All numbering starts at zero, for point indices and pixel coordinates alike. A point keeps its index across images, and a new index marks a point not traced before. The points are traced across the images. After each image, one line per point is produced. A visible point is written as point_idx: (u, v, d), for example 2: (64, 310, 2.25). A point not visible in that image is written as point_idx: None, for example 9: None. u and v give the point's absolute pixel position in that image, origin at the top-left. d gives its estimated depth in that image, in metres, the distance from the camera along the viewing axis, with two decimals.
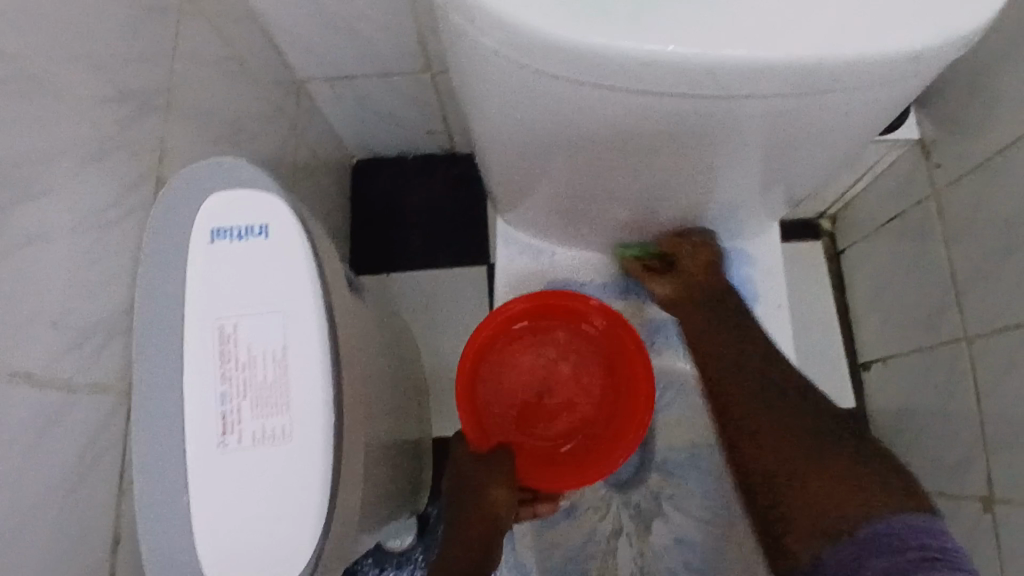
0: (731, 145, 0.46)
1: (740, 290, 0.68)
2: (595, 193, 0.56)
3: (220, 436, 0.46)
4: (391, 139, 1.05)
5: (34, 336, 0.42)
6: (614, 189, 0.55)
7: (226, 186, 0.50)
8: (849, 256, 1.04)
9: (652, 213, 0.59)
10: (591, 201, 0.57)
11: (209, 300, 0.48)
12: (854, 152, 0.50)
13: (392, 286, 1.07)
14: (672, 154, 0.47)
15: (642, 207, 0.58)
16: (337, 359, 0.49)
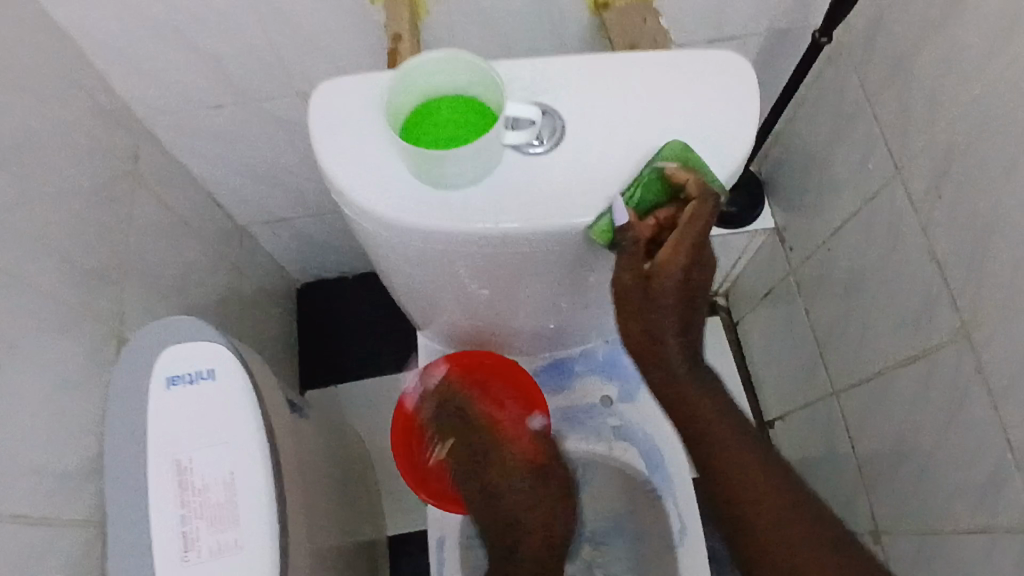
0: (577, 277, 0.59)
1: (627, 372, 0.78)
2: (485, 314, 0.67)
3: (182, 553, 0.54)
4: (328, 264, 1.17)
5: (22, 484, 0.50)
6: (500, 310, 0.66)
7: (177, 339, 0.61)
8: (743, 327, 1.17)
9: (538, 324, 0.70)
10: (486, 320, 0.69)
11: (165, 439, 0.57)
12: None
13: (338, 398, 1.16)
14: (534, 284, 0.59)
15: (528, 321, 0.69)
16: (276, 477, 0.59)
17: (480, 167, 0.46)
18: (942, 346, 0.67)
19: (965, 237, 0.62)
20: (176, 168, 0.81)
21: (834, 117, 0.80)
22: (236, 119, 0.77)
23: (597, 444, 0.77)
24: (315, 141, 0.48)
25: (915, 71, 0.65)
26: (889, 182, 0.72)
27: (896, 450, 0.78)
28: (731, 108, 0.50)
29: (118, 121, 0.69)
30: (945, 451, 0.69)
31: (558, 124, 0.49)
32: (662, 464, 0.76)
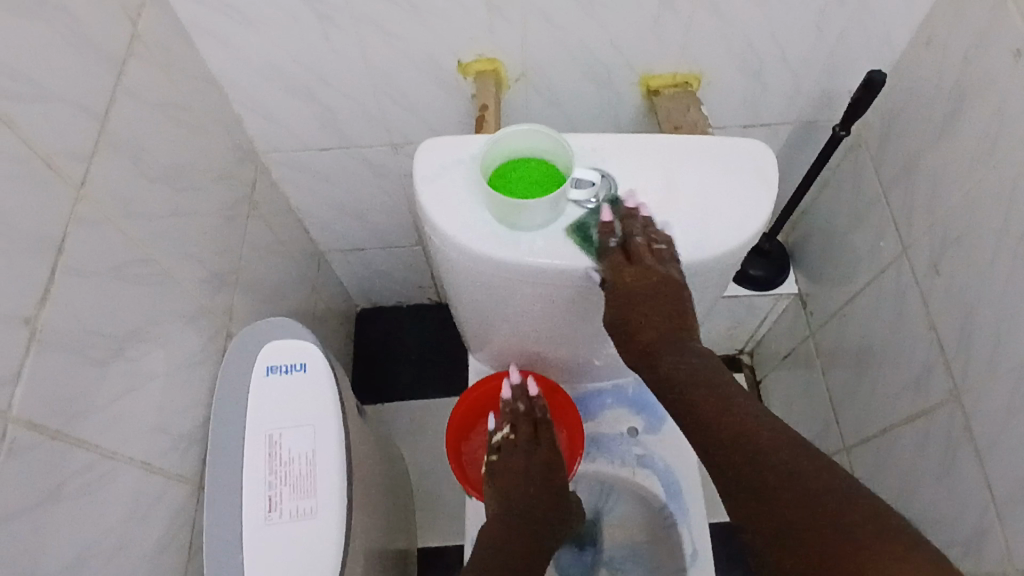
0: None
1: (654, 409, 0.87)
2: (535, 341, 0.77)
3: (266, 512, 0.65)
4: (389, 293, 1.30)
5: (151, 437, 0.61)
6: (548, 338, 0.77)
7: (278, 336, 0.73)
8: (765, 384, 1.24)
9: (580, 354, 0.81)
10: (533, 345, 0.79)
11: (261, 418, 0.69)
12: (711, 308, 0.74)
13: (384, 414, 1.26)
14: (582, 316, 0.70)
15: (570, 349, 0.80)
16: (348, 458, 0.69)
17: (548, 215, 0.58)
18: (938, 405, 0.75)
19: (955, 309, 0.72)
20: (278, 195, 0.95)
21: (856, 199, 0.91)
22: (336, 160, 0.91)
23: (622, 469, 0.85)
24: (418, 185, 0.61)
25: (919, 167, 0.77)
26: (897, 259, 0.82)
27: (898, 502, 0.84)
28: (755, 184, 0.61)
29: (244, 157, 0.84)
30: (938, 502, 0.76)
31: (613, 186, 0.60)
32: (678, 492, 0.84)
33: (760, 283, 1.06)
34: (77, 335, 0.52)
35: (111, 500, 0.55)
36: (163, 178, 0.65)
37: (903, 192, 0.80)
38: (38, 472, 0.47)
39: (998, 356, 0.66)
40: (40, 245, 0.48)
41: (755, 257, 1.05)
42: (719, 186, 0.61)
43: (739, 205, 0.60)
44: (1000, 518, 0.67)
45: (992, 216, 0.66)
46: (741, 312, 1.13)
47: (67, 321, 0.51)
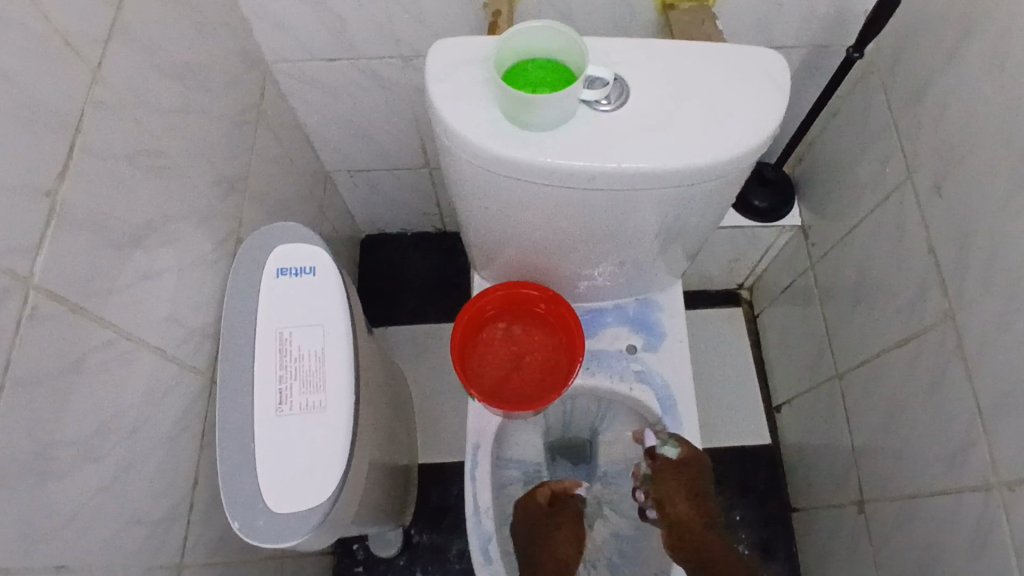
0: (619, 222, 0.71)
1: (653, 328, 0.89)
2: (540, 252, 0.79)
3: (277, 404, 0.67)
4: (394, 219, 1.30)
5: (166, 326, 0.63)
6: (553, 250, 0.78)
7: (287, 240, 0.74)
8: (762, 318, 1.26)
9: (584, 269, 0.82)
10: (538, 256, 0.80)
11: (271, 316, 0.71)
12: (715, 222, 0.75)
13: (387, 338, 1.29)
14: (587, 225, 0.71)
15: (573, 264, 0.81)
16: (357, 357, 0.71)
17: (559, 116, 0.59)
18: (931, 327, 0.77)
19: (955, 231, 0.73)
20: (285, 108, 0.95)
21: (863, 127, 0.91)
22: (345, 73, 0.90)
23: (619, 384, 0.88)
24: (429, 85, 0.61)
25: (929, 91, 0.77)
26: (901, 184, 0.82)
27: (885, 422, 0.87)
28: (764, 93, 0.61)
29: (253, 66, 0.84)
30: (923, 421, 0.79)
31: (624, 90, 0.61)
32: (673, 407, 0.87)
33: (764, 214, 1.07)
34: (95, 216, 0.53)
35: (128, 379, 0.57)
36: (174, 72, 0.65)
37: (911, 117, 0.80)
38: (61, 340, 0.49)
39: (993, 276, 0.67)
40: (58, 122, 0.49)
41: (758, 187, 1.06)
42: (730, 94, 0.61)
43: (748, 113, 0.61)
44: (982, 432, 0.70)
45: (996, 137, 0.67)
46: (742, 244, 1.15)
47: (85, 201, 0.52)
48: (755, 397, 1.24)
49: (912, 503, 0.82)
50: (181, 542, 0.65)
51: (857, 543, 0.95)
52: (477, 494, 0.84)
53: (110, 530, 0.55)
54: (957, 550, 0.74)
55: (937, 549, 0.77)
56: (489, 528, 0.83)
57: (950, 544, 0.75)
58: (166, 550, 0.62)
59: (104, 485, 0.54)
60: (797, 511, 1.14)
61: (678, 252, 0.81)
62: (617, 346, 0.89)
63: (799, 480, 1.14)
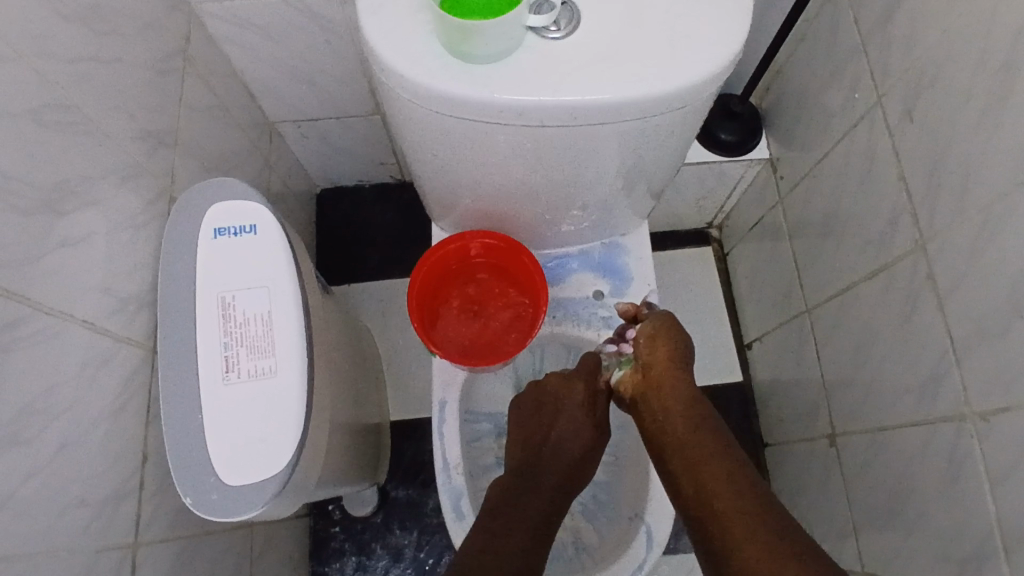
0: (577, 163, 0.67)
1: (621, 272, 0.86)
2: (499, 194, 0.75)
3: (224, 372, 0.63)
4: (348, 171, 1.24)
5: (95, 296, 0.58)
6: (511, 194, 0.74)
7: (224, 197, 0.69)
8: (732, 257, 1.24)
9: (544, 212, 0.78)
10: (495, 200, 0.76)
11: (213, 280, 0.66)
12: (677, 157, 0.71)
13: (350, 296, 1.24)
14: (546, 166, 0.67)
15: (533, 208, 0.77)
16: (307, 318, 0.67)
17: (504, 46, 0.54)
18: (903, 257, 0.75)
19: (926, 156, 0.70)
20: (216, 54, 0.87)
21: (830, 51, 0.86)
22: (278, 13, 0.83)
23: (588, 331, 0.86)
24: (361, 17, 0.56)
25: (898, 8, 0.73)
26: (871, 110, 0.79)
27: (855, 354, 0.87)
28: (725, 12, 0.57)
29: (174, 6, 0.76)
30: (893, 352, 0.78)
31: (576, 16, 0.56)
32: None
33: (731, 148, 1.03)
34: None
35: (54, 356, 0.52)
36: (78, 14, 0.58)
37: (880, 36, 0.76)
38: None
39: (967, 201, 0.65)
40: None
41: (724, 120, 1.02)
42: (690, 15, 0.57)
43: (709, 36, 0.56)
44: (954, 359, 0.69)
45: (970, 54, 0.63)
46: (710, 181, 1.11)
47: None
48: (726, 335, 1.23)
49: (884, 434, 0.82)
50: (134, 520, 0.61)
51: (830, 475, 0.96)
52: (445, 450, 0.82)
53: (54, 514, 0.51)
54: (930, 478, 0.74)
55: (909, 476, 0.78)
56: (458, 483, 0.81)
57: (922, 473, 0.75)
58: (119, 530, 0.59)
59: (39, 470, 0.50)
60: (769, 446, 1.15)
61: (642, 191, 0.77)
62: (583, 293, 0.86)
63: (770, 416, 1.14)
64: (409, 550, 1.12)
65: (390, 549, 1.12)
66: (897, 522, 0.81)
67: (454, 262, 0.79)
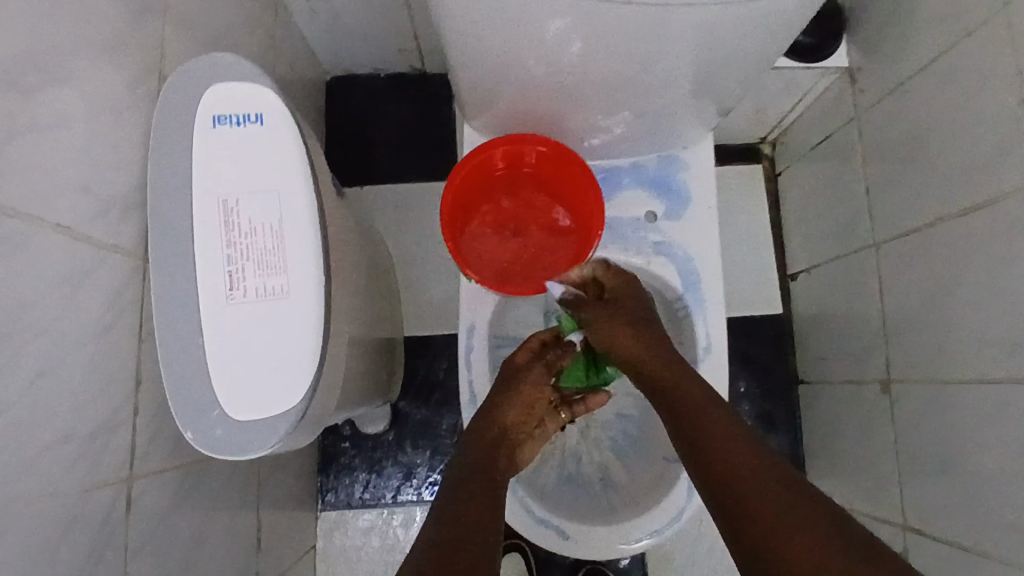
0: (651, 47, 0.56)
1: (676, 191, 0.76)
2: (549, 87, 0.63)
3: (227, 291, 0.55)
4: (363, 57, 1.09)
5: (72, 196, 0.47)
6: (565, 85, 0.63)
7: (224, 79, 0.58)
8: (785, 177, 1.13)
9: (598, 110, 0.67)
10: (545, 94, 0.65)
11: (213, 179, 0.56)
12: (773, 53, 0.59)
13: (362, 199, 1.13)
14: (616, 49, 0.56)
15: (587, 104, 0.66)
16: (325, 230, 0.58)
17: None
18: (1014, 192, 0.64)
19: None
20: None
21: None
22: None
23: (634, 258, 0.75)
24: None
25: None
26: (993, 15, 0.65)
27: (928, 298, 0.78)
28: None
29: None
30: (980, 301, 0.70)
31: None
32: (696, 284, 0.75)
33: (807, 52, 0.90)
34: None
35: (25, 270, 0.43)
36: None
37: None
38: None
39: None
40: None
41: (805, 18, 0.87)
42: None
43: None
44: None
45: None
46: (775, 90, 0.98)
47: None
48: (769, 263, 1.14)
49: (952, 388, 0.75)
50: (129, 451, 0.54)
51: (875, 422, 0.90)
52: (471, 381, 0.75)
53: (31, 455, 0.43)
54: (1003, 441, 0.67)
55: (975, 435, 0.71)
56: None
57: (994, 434, 0.69)
58: (111, 465, 0.52)
59: (11, 406, 0.41)
60: (804, 383, 1.09)
61: (716, 93, 0.65)
62: (634, 215, 0.76)
63: (809, 353, 1.07)
64: (422, 469, 1.09)
65: (402, 468, 1.09)
66: (952, 481, 0.75)
67: (494, 168, 0.68)
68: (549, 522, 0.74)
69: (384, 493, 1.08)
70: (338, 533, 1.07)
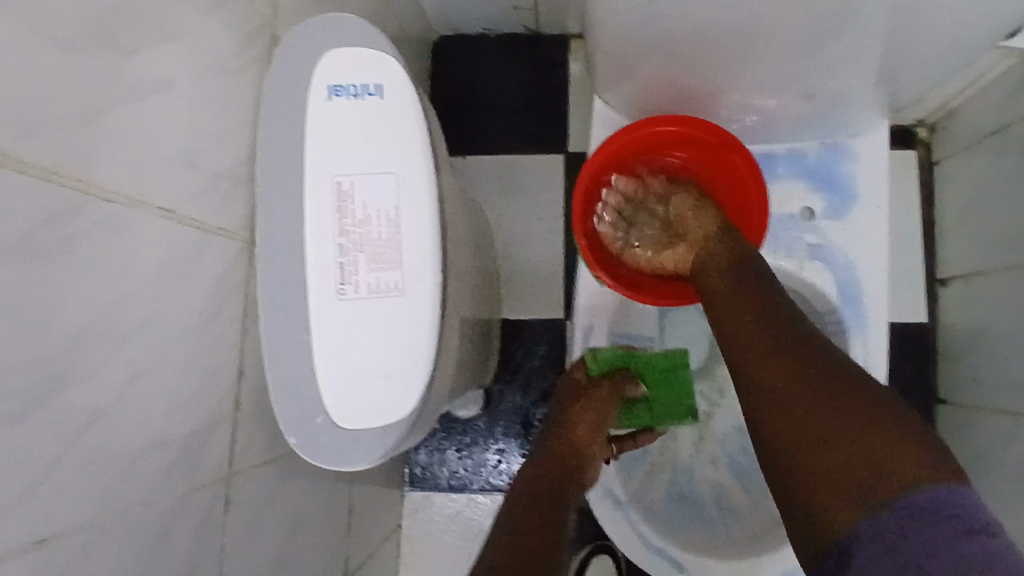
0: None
1: (842, 187, 0.65)
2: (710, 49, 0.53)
3: (338, 285, 0.50)
4: (474, 16, 1.01)
5: (173, 173, 0.42)
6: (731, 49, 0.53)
7: (342, 43, 0.51)
8: (946, 166, 0.98)
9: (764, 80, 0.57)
10: (706, 60, 0.55)
11: (328, 159, 0.51)
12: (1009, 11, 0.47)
13: (465, 170, 1.07)
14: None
15: (752, 73, 0.56)
16: (444, 220, 0.52)
17: None
18: None
19: None
20: None
21: None
22: None
23: (784, 261, 0.66)
24: None
25: None
26: None
27: None
28: None
29: None
30: None
31: None
32: (857, 296, 0.64)
33: None
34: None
35: (119, 260, 0.38)
36: None
37: None
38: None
39: None
40: None
41: None
42: None
43: None
44: None
45: None
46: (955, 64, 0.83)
47: None
48: (917, 265, 1.00)
49: None
50: (229, 449, 0.50)
51: None
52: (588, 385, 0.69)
53: (126, 463, 0.39)
54: None
55: None
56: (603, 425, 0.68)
57: None
58: (208, 465, 0.48)
59: (101, 414, 0.37)
60: (948, 404, 0.96)
61: (916, 61, 0.53)
62: (788, 212, 0.66)
63: (959, 372, 0.94)
64: (512, 459, 1.04)
65: (492, 455, 1.04)
66: None
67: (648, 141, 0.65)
68: (665, 551, 0.67)
69: (471, 479, 1.04)
70: (423, 515, 1.04)
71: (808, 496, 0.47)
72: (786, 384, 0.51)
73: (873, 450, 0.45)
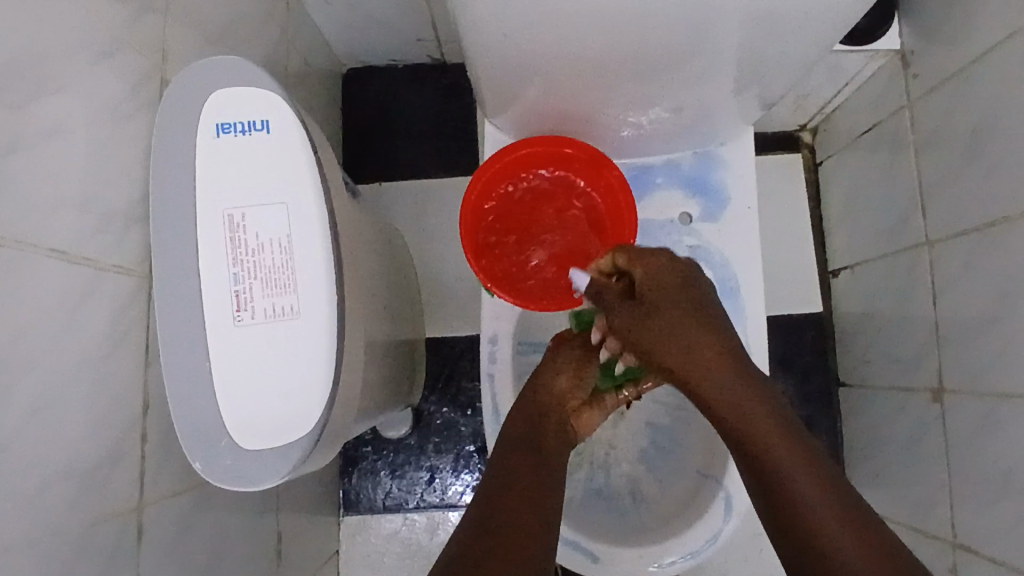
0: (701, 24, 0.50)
1: (714, 192, 0.71)
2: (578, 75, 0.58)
3: (235, 312, 0.53)
4: (381, 48, 1.04)
5: (66, 214, 0.44)
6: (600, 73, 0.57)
7: (228, 83, 0.54)
8: (827, 167, 1.06)
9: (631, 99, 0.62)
10: (578, 84, 0.59)
11: (219, 193, 0.54)
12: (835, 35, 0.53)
13: (382, 196, 1.10)
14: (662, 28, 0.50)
15: (621, 94, 0.61)
16: (338, 243, 0.55)
17: None
18: None
19: None
20: None
21: None
22: None
23: None
24: None
25: None
26: None
27: (986, 307, 0.72)
28: None
29: None
30: None
31: None
32: (734, 292, 0.70)
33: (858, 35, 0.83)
34: None
35: (14, 302, 0.39)
36: None
37: None
38: None
39: None
40: None
41: None
42: None
43: None
44: None
45: None
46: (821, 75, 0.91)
47: None
48: (809, 260, 1.08)
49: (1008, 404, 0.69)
50: (138, 479, 0.51)
51: (923, 432, 0.84)
52: (497, 393, 0.72)
53: (29, 498, 0.40)
54: None
55: None
56: None
57: None
58: (117, 496, 0.49)
59: (1, 451, 0.38)
60: (846, 386, 1.04)
61: (766, 78, 0.60)
62: (668, 217, 0.71)
63: (852, 355, 1.02)
64: (445, 474, 1.06)
65: (425, 472, 1.06)
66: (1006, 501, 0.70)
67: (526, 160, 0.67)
68: (579, 544, 0.71)
69: (406, 498, 1.06)
70: (360, 538, 1.05)
71: (800, 547, 0.50)
72: (747, 427, 0.55)
73: (851, 516, 0.49)
